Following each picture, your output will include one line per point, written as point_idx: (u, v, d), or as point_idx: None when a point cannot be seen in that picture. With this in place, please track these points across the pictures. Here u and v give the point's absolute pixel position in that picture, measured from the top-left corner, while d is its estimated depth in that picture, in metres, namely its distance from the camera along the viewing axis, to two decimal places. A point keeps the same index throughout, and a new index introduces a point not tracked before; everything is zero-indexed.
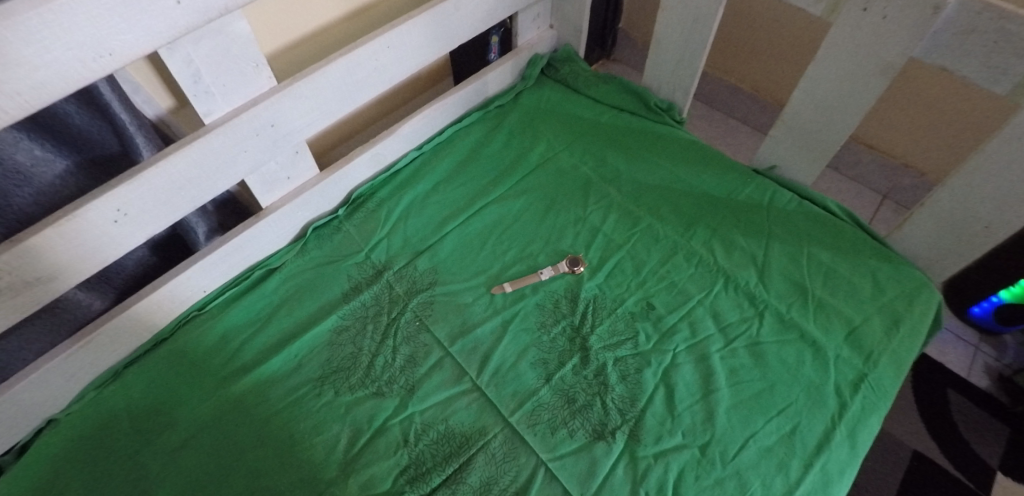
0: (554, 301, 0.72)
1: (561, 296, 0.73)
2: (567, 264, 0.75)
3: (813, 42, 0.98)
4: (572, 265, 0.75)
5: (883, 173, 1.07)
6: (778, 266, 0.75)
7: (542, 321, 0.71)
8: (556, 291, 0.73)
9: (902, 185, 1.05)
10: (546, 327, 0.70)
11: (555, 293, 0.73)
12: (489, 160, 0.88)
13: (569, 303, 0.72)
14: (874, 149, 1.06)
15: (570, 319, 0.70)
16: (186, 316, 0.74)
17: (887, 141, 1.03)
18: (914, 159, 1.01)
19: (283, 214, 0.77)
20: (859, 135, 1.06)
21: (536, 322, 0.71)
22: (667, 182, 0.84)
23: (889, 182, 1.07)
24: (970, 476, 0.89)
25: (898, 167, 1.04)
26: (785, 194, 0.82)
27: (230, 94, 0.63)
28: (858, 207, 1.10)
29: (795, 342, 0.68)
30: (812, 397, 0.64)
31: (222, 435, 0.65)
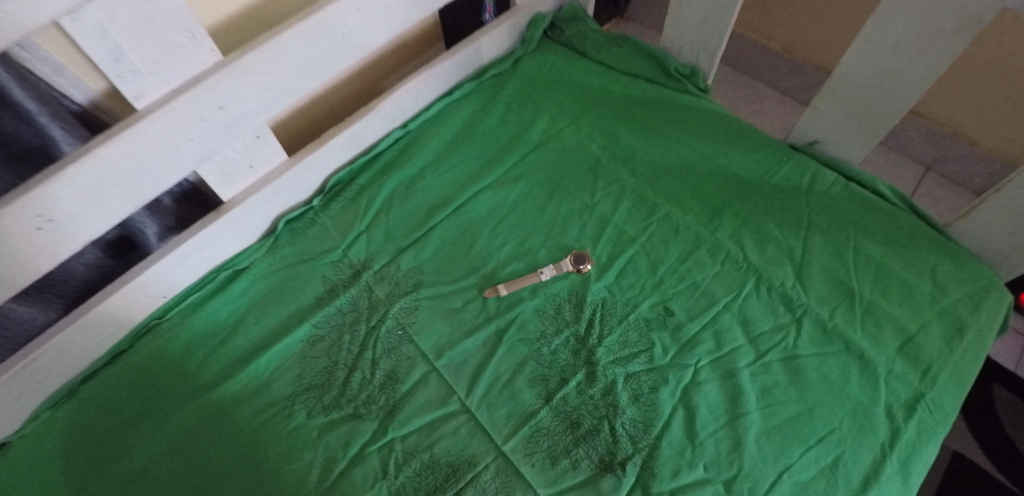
0: (556, 306, 0.63)
1: (564, 300, 0.63)
2: (571, 262, 0.65)
3: None
4: (578, 263, 0.65)
5: (933, 144, 0.93)
6: (817, 263, 0.64)
7: (542, 331, 0.61)
8: (559, 294, 0.64)
9: (949, 156, 0.93)
10: (547, 337, 0.61)
11: (557, 297, 0.63)
12: (483, 139, 0.77)
13: (573, 308, 0.63)
14: (921, 116, 0.92)
15: (574, 328, 0.61)
16: (146, 325, 0.67)
17: (941, 109, 0.89)
18: (970, 128, 0.88)
19: (247, 207, 0.68)
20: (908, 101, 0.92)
21: (535, 331, 0.61)
22: (688, 163, 0.73)
23: (937, 153, 0.94)
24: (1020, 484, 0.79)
25: (944, 136, 0.91)
26: (827, 175, 0.70)
27: (164, 73, 0.52)
28: (898, 182, 0.98)
29: (837, 355, 0.58)
30: (857, 422, 0.54)
31: (183, 463, 0.58)
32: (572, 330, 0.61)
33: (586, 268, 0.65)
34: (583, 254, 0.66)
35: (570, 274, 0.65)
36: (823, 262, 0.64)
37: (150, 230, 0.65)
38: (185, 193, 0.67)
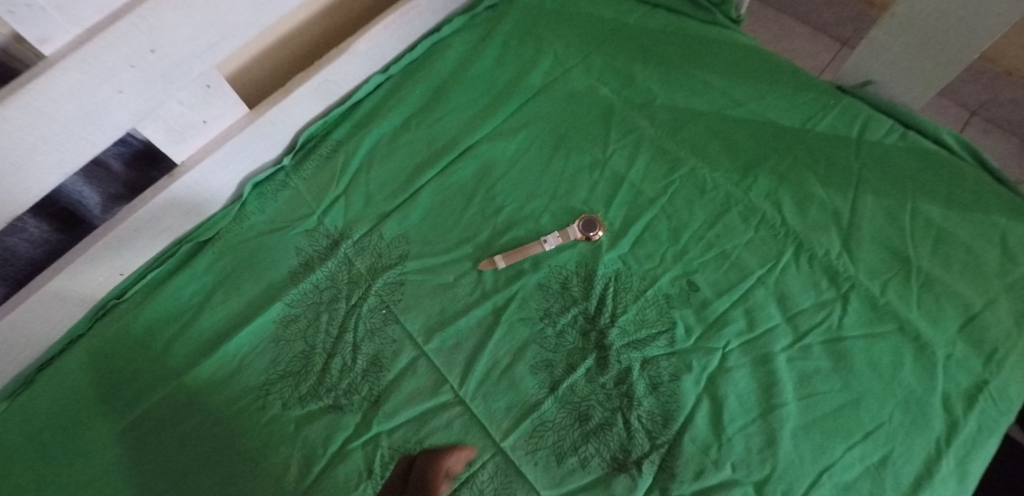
0: (563, 280, 0.55)
1: (572, 273, 0.55)
2: (580, 228, 0.56)
3: None
4: (588, 229, 0.56)
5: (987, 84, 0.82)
6: (868, 227, 0.55)
7: (547, 309, 0.53)
8: (565, 266, 0.55)
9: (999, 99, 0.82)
10: (552, 316, 0.53)
11: (564, 270, 0.55)
12: (476, 83, 0.66)
13: (583, 282, 0.54)
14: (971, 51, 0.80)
15: (583, 306, 0.53)
16: (103, 306, 0.60)
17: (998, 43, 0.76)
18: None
19: (205, 169, 0.59)
20: None
21: (538, 310, 0.53)
22: (718, 108, 0.62)
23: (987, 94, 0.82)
24: None
25: (996, 76, 0.79)
26: (881, 122, 0.60)
27: (73, 8, 0.42)
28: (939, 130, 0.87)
29: (889, 336, 0.50)
30: (910, 414, 0.47)
31: (150, 460, 0.52)
32: (581, 308, 0.53)
33: (597, 235, 0.56)
34: (593, 218, 0.57)
35: (578, 242, 0.56)
36: (874, 226, 0.55)
37: (91, 201, 0.57)
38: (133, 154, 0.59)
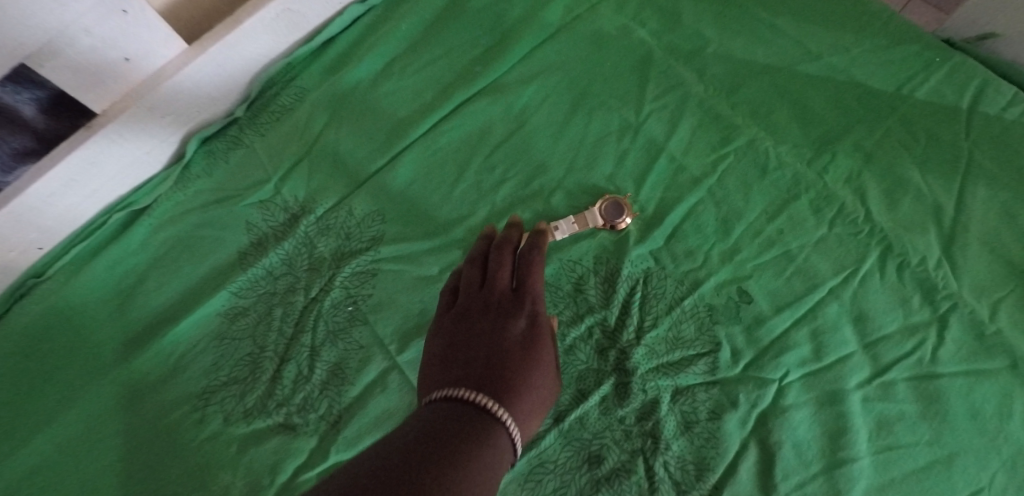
0: (577, 280, 0.43)
1: (588, 272, 0.43)
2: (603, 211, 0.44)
3: None
4: (612, 214, 0.44)
5: None
6: (976, 227, 0.42)
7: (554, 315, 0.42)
8: (580, 263, 0.43)
9: None
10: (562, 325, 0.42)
11: (578, 267, 0.43)
12: (478, 18, 0.52)
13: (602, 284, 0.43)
14: None
15: (600, 316, 0.42)
16: (22, 285, 0.49)
17: None
18: None
19: (132, 120, 0.47)
20: None
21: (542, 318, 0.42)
22: (788, 61, 0.48)
23: None
24: None
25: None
26: (1003, 88, 0.46)
27: None
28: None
29: (995, 375, 0.38)
30: (1019, 480, 0.36)
31: (60, 482, 0.43)
32: (597, 318, 0.42)
33: (624, 221, 0.44)
34: (620, 198, 0.44)
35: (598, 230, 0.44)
36: (986, 227, 0.42)
37: None
38: (50, 99, 0.44)
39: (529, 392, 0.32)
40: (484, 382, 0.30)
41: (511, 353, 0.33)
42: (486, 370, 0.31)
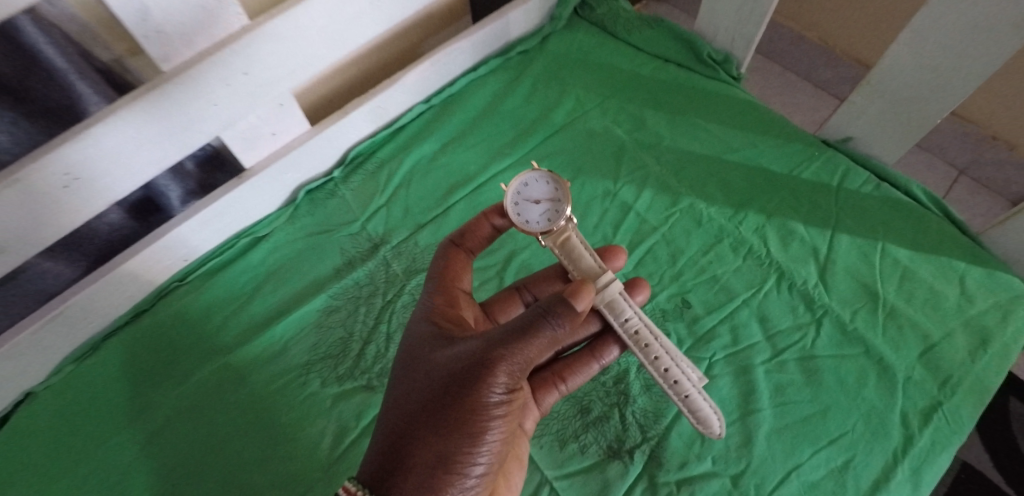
0: (638, 328, 0.48)
1: (632, 305, 0.49)
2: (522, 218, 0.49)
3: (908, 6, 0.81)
4: (548, 202, 0.49)
5: (966, 145, 0.95)
6: (843, 262, 0.62)
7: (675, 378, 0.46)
8: (595, 269, 0.49)
9: (985, 160, 0.94)
10: (696, 388, 0.46)
11: (606, 293, 0.48)
12: (508, 116, 0.76)
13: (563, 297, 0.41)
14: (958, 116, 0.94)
15: (553, 321, 0.40)
16: (166, 287, 0.68)
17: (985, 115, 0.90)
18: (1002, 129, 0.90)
19: (267, 176, 0.68)
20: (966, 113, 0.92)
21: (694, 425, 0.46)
22: (717, 153, 0.70)
23: (971, 157, 0.95)
24: None
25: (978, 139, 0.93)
26: (860, 173, 0.67)
27: (191, 36, 0.52)
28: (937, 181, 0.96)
29: (856, 358, 0.57)
30: (872, 426, 0.54)
31: (192, 427, 0.60)
32: (550, 322, 0.41)
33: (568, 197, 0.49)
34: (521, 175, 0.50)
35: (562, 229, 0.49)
36: (849, 263, 0.62)
37: (173, 193, 0.66)
38: (207, 157, 0.66)
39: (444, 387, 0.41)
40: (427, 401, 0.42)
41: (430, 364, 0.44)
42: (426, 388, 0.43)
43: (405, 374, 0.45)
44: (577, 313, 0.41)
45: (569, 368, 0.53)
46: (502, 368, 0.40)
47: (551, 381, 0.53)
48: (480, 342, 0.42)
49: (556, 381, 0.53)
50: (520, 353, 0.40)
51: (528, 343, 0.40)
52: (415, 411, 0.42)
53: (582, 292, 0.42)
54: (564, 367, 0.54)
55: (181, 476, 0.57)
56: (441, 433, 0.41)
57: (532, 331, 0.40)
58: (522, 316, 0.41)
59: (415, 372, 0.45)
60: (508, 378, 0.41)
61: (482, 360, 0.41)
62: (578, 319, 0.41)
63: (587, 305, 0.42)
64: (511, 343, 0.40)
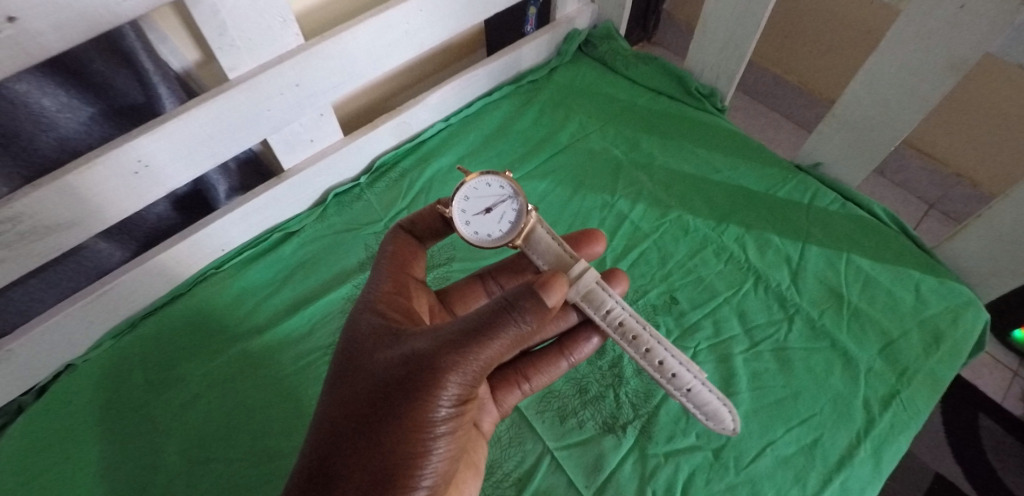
0: (623, 319, 0.50)
1: (613, 293, 0.52)
2: (482, 230, 0.54)
3: (862, 47, 0.92)
4: (503, 202, 0.53)
5: (933, 181, 1.04)
6: (813, 268, 0.70)
7: (673, 372, 0.47)
8: (568, 259, 0.53)
9: (953, 197, 1.03)
10: (698, 380, 0.47)
11: (585, 284, 0.52)
12: (518, 135, 0.85)
13: (528, 292, 0.42)
14: (923, 154, 1.04)
15: (511, 320, 0.41)
16: (203, 274, 0.74)
17: (945, 152, 1.00)
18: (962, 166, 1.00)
19: (303, 178, 0.76)
20: (929, 151, 1.03)
21: (704, 420, 0.47)
22: (703, 172, 0.79)
23: (940, 192, 1.04)
24: (977, 487, 0.95)
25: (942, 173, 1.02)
26: (828, 193, 0.76)
27: (257, 51, 0.61)
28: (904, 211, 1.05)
29: (823, 350, 0.64)
30: (838, 409, 0.60)
31: (224, 398, 0.65)
32: (507, 322, 0.41)
33: (520, 190, 0.54)
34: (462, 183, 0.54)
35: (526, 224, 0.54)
36: (819, 269, 0.70)
37: (221, 188, 0.73)
38: (249, 159, 0.74)
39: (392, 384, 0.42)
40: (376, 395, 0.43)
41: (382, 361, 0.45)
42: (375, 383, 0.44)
43: (356, 371, 0.46)
44: (542, 309, 0.42)
45: (533, 368, 0.58)
46: (456, 367, 0.41)
47: (517, 380, 0.58)
48: (435, 341, 0.42)
49: (522, 380, 0.58)
50: (475, 354, 0.41)
51: (483, 342, 0.41)
52: (365, 410, 0.43)
53: (554, 283, 0.44)
54: (531, 368, 0.58)
55: (212, 442, 0.63)
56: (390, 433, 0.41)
57: (490, 330, 0.41)
58: (479, 314, 0.42)
59: (366, 369, 0.45)
60: (458, 381, 0.42)
61: (436, 360, 0.41)
62: (539, 321, 0.43)
63: (559, 297, 0.44)
64: (468, 342, 0.41)
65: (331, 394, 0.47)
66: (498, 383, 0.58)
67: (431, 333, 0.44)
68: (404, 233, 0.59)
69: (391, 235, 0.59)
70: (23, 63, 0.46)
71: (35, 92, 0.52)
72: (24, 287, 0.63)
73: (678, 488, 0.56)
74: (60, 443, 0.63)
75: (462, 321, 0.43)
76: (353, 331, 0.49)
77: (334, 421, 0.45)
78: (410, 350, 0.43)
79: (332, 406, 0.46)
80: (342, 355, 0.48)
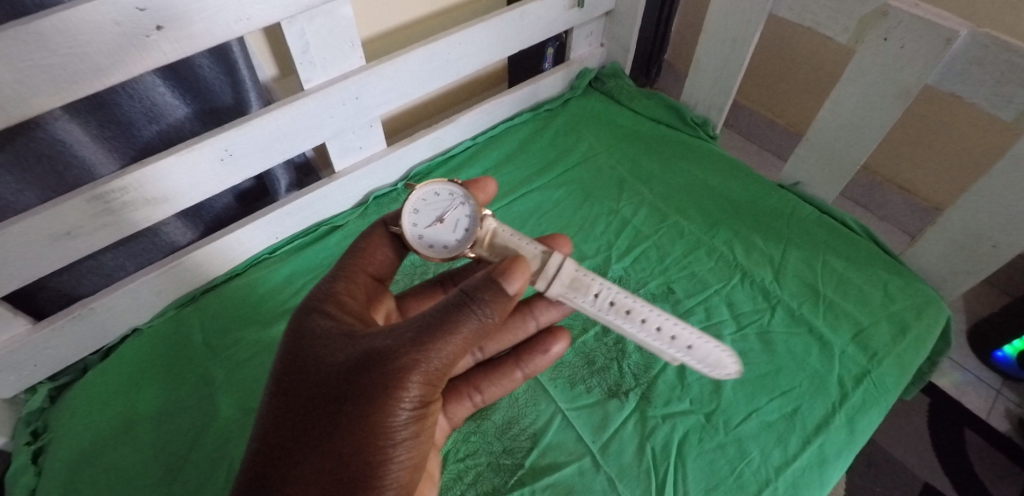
0: (613, 299, 0.52)
1: (595, 277, 0.54)
2: (437, 241, 0.53)
3: (832, 75, 1.04)
4: (454, 209, 0.54)
5: (913, 214, 1.10)
6: (793, 267, 0.79)
7: (672, 336, 0.52)
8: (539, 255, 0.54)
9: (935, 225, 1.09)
10: (694, 337, 0.52)
11: (564, 274, 0.53)
12: (536, 153, 0.98)
13: (488, 285, 0.45)
14: (905, 191, 1.10)
15: (473, 314, 0.44)
16: (258, 258, 0.84)
17: (923, 185, 1.06)
18: (939, 195, 1.05)
19: (351, 179, 0.88)
20: (909, 186, 1.09)
21: (706, 371, 0.53)
22: (697, 187, 0.91)
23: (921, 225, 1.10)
24: None
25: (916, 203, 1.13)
26: (806, 207, 0.87)
27: (328, 68, 0.75)
28: (885, 237, 1.15)
29: (802, 334, 0.73)
30: (816, 384, 0.68)
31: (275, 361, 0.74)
32: (468, 317, 0.44)
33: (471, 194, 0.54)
34: (410, 198, 0.54)
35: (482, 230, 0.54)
36: (799, 268, 0.79)
37: (282, 183, 0.85)
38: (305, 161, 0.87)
39: (347, 380, 0.44)
40: (329, 392, 0.44)
41: (334, 360, 0.46)
42: (326, 380, 0.45)
43: (307, 372, 0.46)
44: (500, 305, 0.45)
45: (483, 381, 0.62)
46: (420, 362, 0.43)
47: (467, 390, 0.62)
48: (395, 338, 0.44)
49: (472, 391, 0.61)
50: (434, 349, 0.43)
51: (445, 336, 0.43)
52: (322, 408, 0.44)
53: (517, 270, 0.46)
54: (480, 380, 0.62)
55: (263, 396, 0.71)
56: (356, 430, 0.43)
57: (451, 324, 0.43)
58: (439, 311, 0.44)
59: (323, 369, 0.46)
60: (417, 374, 0.43)
61: (399, 356, 0.43)
62: (498, 316, 0.45)
63: (521, 284, 0.46)
64: (430, 337, 0.43)
65: (280, 397, 0.47)
66: (447, 394, 0.62)
67: (390, 330, 0.45)
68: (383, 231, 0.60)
69: (369, 231, 0.60)
70: (160, 62, 0.59)
71: (150, 90, 0.65)
72: (111, 255, 0.73)
73: (674, 445, 0.64)
74: (126, 395, 0.72)
75: (422, 317, 0.45)
76: (300, 332, 0.50)
77: (289, 425, 0.45)
78: (369, 347, 0.45)
79: (284, 409, 0.46)
80: (291, 357, 0.49)
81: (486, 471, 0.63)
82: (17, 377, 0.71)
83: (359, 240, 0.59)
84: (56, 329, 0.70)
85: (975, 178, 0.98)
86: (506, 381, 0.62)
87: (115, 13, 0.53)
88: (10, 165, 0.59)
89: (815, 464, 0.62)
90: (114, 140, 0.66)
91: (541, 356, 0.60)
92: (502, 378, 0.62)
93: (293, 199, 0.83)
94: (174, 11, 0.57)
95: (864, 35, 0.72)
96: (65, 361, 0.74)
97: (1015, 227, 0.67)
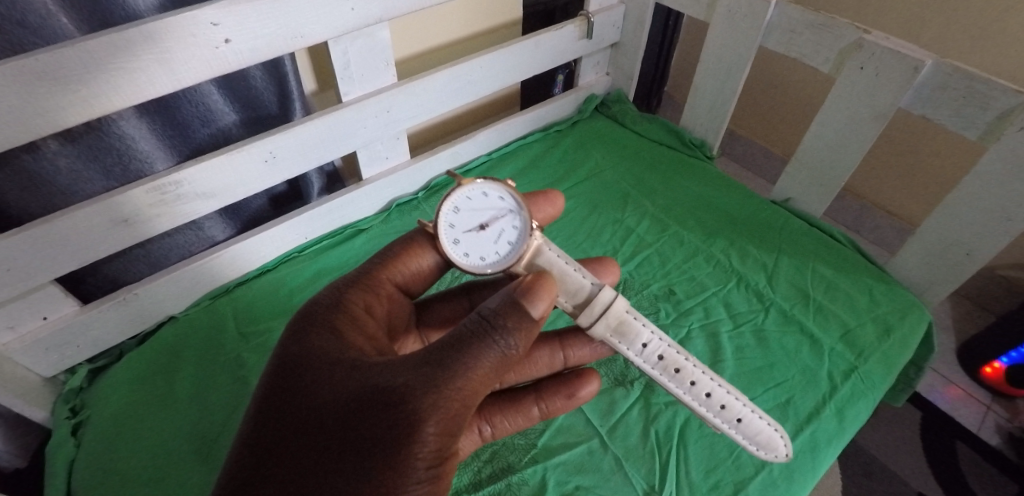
0: (662, 353, 0.53)
1: (644, 324, 0.54)
2: (473, 248, 0.53)
3: (817, 100, 1.14)
4: (500, 219, 0.53)
5: (897, 235, 1.17)
6: (785, 273, 0.86)
7: (722, 404, 0.54)
8: (590, 288, 0.54)
9: None
10: (746, 410, 0.54)
11: (612, 315, 0.53)
12: (547, 168, 1.06)
13: (511, 310, 0.44)
14: (893, 215, 1.17)
15: (496, 342, 0.42)
16: (288, 256, 0.91)
17: (906, 207, 1.14)
18: (921, 213, 1.12)
19: (377, 186, 0.95)
20: (895, 209, 1.16)
21: (755, 449, 0.55)
22: (694, 201, 0.98)
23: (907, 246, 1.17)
24: None
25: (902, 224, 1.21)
26: (796, 221, 0.94)
27: (364, 83, 0.83)
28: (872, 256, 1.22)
29: (794, 333, 0.78)
30: (808, 377, 0.73)
31: None
32: (490, 346, 0.42)
33: (524, 208, 0.53)
34: (456, 193, 0.53)
35: (528, 245, 0.54)
36: (791, 274, 0.86)
37: (313, 188, 0.92)
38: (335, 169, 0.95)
39: (360, 412, 0.41)
40: (337, 426, 0.41)
41: (342, 391, 0.43)
42: (333, 414, 0.42)
43: (309, 402, 0.43)
44: (523, 332, 0.44)
45: (497, 415, 0.60)
46: (437, 404, 0.40)
47: (477, 419, 0.60)
48: (413, 370, 0.42)
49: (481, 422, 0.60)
50: (456, 380, 0.41)
51: (468, 367, 0.42)
52: (327, 445, 0.41)
53: (541, 292, 0.46)
54: (493, 414, 0.60)
55: None
56: (357, 478, 0.39)
57: (473, 353, 0.42)
58: (460, 339, 0.42)
59: (325, 400, 0.43)
60: (437, 408, 0.40)
61: (418, 389, 0.40)
62: (522, 344, 0.44)
63: (546, 306, 0.46)
64: (451, 368, 0.41)
65: (269, 434, 0.43)
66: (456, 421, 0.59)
67: (404, 364, 0.43)
68: (418, 243, 0.59)
69: (406, 238, 0.59)
70: (223, 70, 0.67)
71: (207, 96, 0.73)
72: (157, 244, 0.80)
73: (676, 429, 0.68)
74: (161, 376, 0.76)
75: (440, 346, 0.43)
76: (297, 356, 0.46)
77: (287, 464, 0.41)
78: (380, 380, 0.42)
79: (271, 449, 0.42)
80: (284, 386, 0.45)
81: (502, 450, 0.67)
82: (60, 357, 0.75)
83: (394, 245, 0.59)
84: (101, 311, 0.75)
85: (948, 190, 1.05)
86: (521, 418, 0.61)
87: (192, 26, 0.62)
88: (84, 154, 0.66)
89: (807, 449, 0.67)
90: (173, 139, 0.74)
91: (562, 398, 0.60)
92: (519, 414, 0.61)
93: (322, 204, 0.90)
94: (240, 26, 0.65)
95: (843, 65, 0.81)
96: (105, 345, 0.79)
97: (987, 234, 0.74)
